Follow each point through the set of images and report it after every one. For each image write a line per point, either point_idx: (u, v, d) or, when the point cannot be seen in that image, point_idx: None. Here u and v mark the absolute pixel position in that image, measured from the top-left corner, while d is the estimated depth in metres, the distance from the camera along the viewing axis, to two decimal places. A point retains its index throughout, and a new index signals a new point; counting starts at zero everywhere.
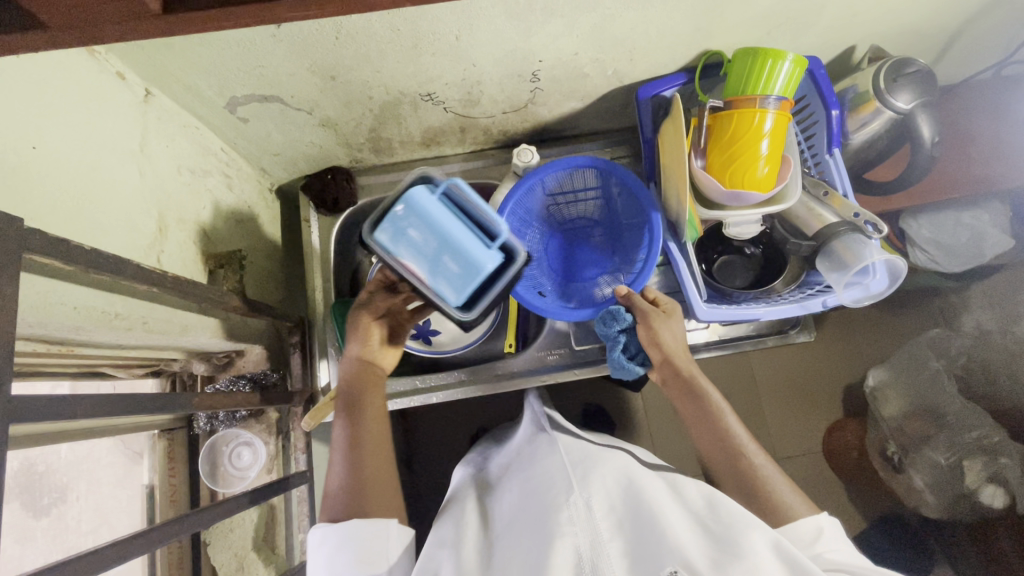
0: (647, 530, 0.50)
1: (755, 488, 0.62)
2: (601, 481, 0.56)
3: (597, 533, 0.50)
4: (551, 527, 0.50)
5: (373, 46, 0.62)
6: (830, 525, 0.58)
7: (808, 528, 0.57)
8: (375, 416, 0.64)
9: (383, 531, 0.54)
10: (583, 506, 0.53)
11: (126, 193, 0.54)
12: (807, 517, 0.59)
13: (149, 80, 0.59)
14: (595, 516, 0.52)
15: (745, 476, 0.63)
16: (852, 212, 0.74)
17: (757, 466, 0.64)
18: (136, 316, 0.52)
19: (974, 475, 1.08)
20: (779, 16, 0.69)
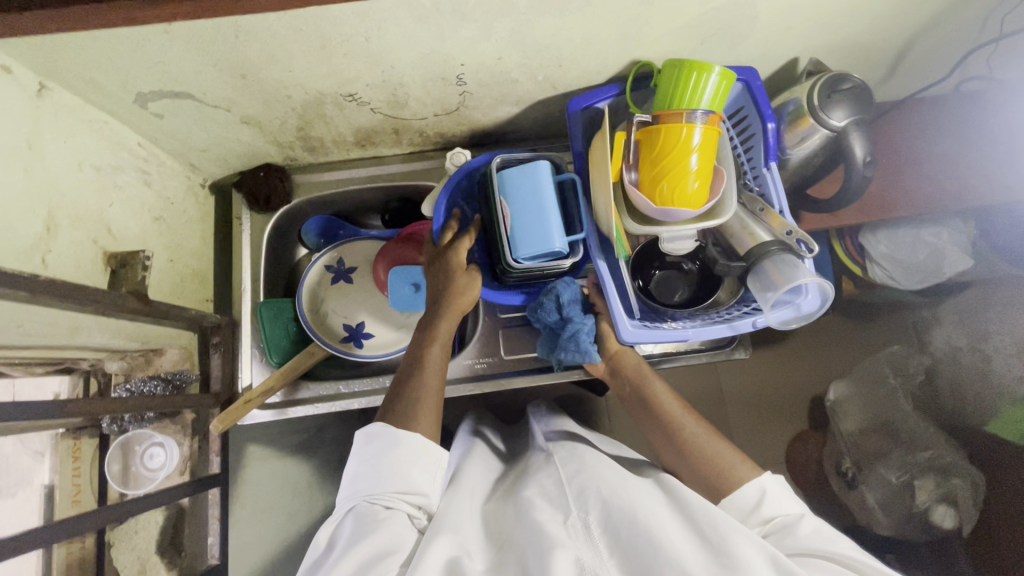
0: (641, 543, 0.51)
1: (702, 464, 0.66)
2: (596, 495, 0.58)
3: (596, 549, 0.53)
4: (549, 539, 0.52)
5: (280, 47, 0.60)
6: (772, 484, 0.61)
7: (752, 492, 0.61)
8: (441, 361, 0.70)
9: (435, 455, 0.61)
10: (581, 525, 0.56)
11: (4, 193, 0.52)
12: (749, 482, 0.62)
13: (44, 74, 0.58)
14: (594, 534, 0.55)
15: (688, 453, 0.68)
16: (786, 229, 0.71)
17: (697, 438, 0.68)
18: (7, 319, 0.50)
19: (926, 495, 1.09)
20: (708, 26, 0.67)
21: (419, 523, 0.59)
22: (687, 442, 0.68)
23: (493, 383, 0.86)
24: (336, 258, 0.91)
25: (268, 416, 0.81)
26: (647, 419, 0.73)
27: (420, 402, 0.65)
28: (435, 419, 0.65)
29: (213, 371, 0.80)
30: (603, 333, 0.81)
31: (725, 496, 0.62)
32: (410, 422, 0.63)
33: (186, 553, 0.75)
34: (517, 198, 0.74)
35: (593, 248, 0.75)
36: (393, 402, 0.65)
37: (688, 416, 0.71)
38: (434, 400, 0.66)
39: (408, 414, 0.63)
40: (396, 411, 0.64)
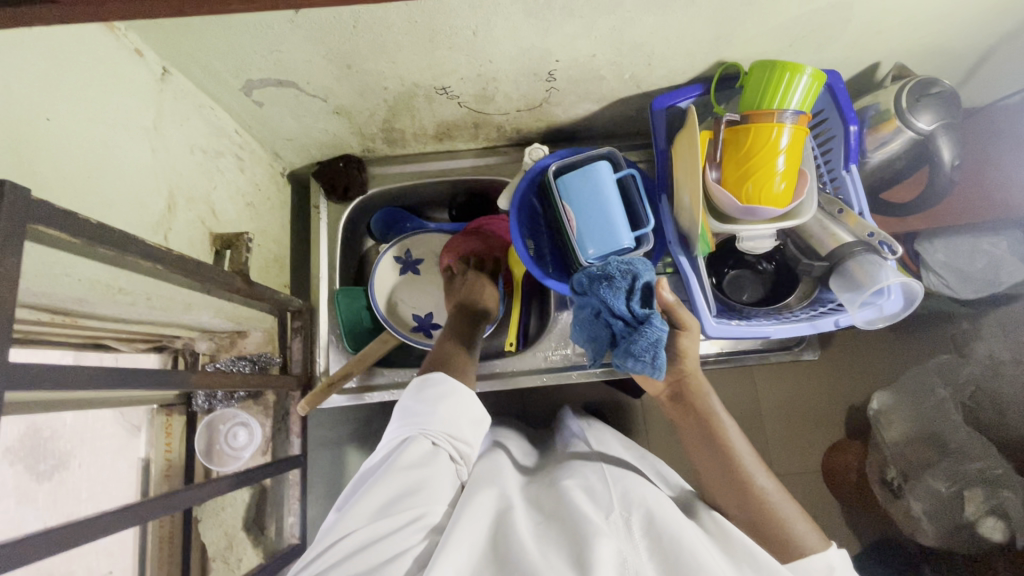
0: (686, 560, 0.47)
1: (765, 521, 0.59)
2: (640, 499, 0.54)
3: (638, 550, 0.49)
4: (592, 528, 0.49)
5: (389, 37, 0.62)
6: (840, 562, 0.56)
7: (818, 567, 0.55)
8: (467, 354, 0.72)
9: (479, 415, 0.61)
10: (623, 523, 0.52)
11: (137, 169, 0.54)
12: (818, 553, 0.56)
13: (166, 59, 0.60)
14: (637, 534, 0.51)
15: (752, 504, 0.60)
16: (866, 230, 0.71)
17: (770, 494, 0.61)
18: (140, 292, 0.52)
19: (974, 507, 1.00)
20: (802, 27, 0.68)
21: (456, 469, 0.59)
22: (755, 492, 0.61)
23: (562, 376, 0.86)
24: (406, 248, 0.92)
25: (344, 401, 0.83)
26: (706, 455, 0.65)
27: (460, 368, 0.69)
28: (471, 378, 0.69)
29: (293, 354, 0.82)
30: (682, 352, 0.67)
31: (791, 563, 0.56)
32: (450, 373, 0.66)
33: (269, 532, 0.75)
34: (580, 200, 0.73)
35: (673, 245, 0.76)
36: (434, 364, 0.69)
37: (756, 467, 0.63)
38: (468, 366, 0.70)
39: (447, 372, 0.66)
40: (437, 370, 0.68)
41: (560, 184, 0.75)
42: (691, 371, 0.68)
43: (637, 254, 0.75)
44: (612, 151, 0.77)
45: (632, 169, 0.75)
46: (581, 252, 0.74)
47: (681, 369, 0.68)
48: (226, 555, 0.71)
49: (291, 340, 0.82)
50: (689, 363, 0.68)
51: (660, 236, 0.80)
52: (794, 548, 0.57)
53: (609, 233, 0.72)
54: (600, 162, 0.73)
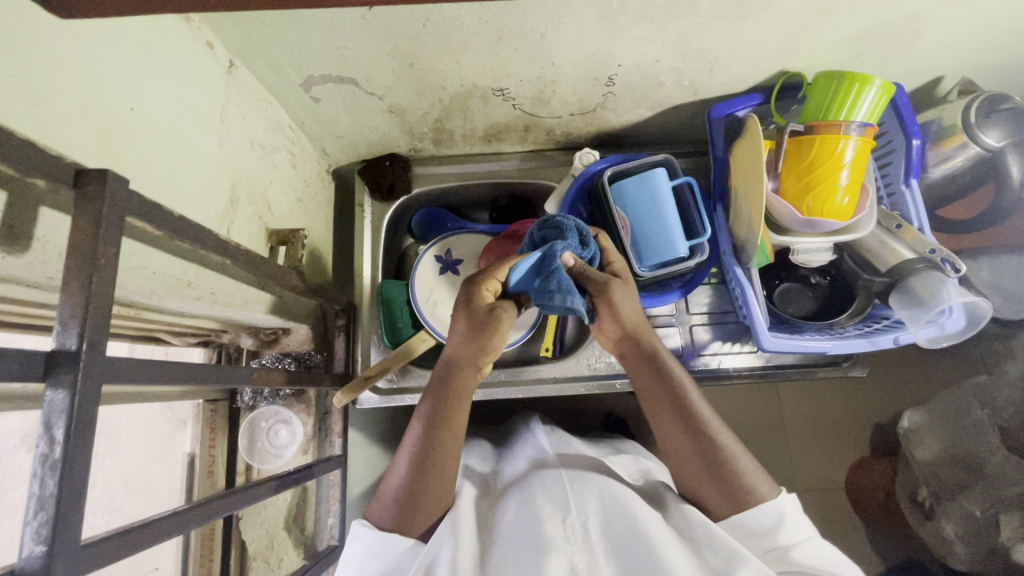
0: (638, 553, 0.51)
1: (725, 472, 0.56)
2: (596, 498, 0.57)
3: (593, 555, 0.52)
4: (544, 541, 0.51)
5: (456, 36, 0.61)
6: (791, 508, 0.54)
7: (769, 514, 0.54)
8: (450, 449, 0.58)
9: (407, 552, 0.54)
10: (579, 527, 0.54)
11: (206, 162, 0.54)
12: (770, 501, 0.55)
13: (233, 51, 0.60)
14: (592, 536, 0.54)
15: (714, 458, 0.56)
16: (927, 247, 0.70)
17: (727, 448, 0.57)
18: (207, 286, 0.51)
19: (1010, 532, 0.95)
20: (873, 39, 0.66)
21: None
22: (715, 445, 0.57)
23: (604, 386, 0.84)
24: (448, 249, 0.91)
25: (378, 400, 0.80)
26: (666, 413, 0.60)
27: (423, 501, 0.56)
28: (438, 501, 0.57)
29: (337, 351, 0.83)
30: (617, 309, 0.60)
31: (742, 511, 0.54)
32: (407, 521, 0.55)
33: (308, 532, 0.75)
34: (636, 206, 0.72)
35: (728, 256, 0.75)
36: (392, 495, 0.56)
37: (714, 419, 0.59)
38: (436, 490, 0.57)
39: (406, 513, 0.56)
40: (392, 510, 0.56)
41: (616, 190, 0.74)
42: (635, 318, 0.62)
43: (690, 264, 0.74)
44: (668, 158, 0.76)
45: (690, 177, 0.74)
46: (633, 259, 0.73)
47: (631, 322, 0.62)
48: (266, 554, 0.70)
49: (337, 338, 0.83)
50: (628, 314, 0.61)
51: (712, 246, 0.79)
52: (747, 498, 0.55)
53: (665, 242, 0.71)
54: (658, 168, 0.72)
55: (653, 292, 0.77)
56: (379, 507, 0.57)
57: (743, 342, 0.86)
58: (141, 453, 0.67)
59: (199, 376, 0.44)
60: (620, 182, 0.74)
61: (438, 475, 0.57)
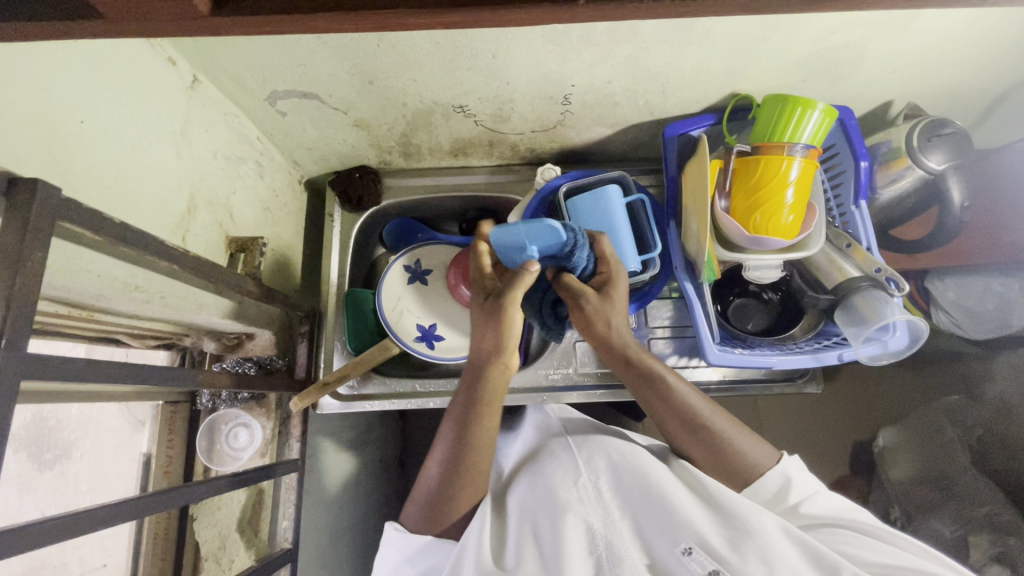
0: (657, 507, 0.54)
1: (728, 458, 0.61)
2: (605, 459, 0.60)
3: (608, 511, 0.55)
4: (560, 506, 0.54)
5: (412, 56, 0.64)
6: (792, 469, 0.62)
7: (775, 481, 0.61)
8: (487, 447, 0.61)
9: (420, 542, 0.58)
10: (592, 487, 0.57)
11: (162, 170, 0.56)
12: (772, 470, 0.61)
13: (197, 67, 0.62)
14: (606, 496, 0.56)
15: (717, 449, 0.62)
16: (874, 267, 0.71)
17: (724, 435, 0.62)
18: (155, 290, 0.53)
19: (979, 553, 0.93)
20: (816, 64, 0.69)
21: None
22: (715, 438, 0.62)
23: (560, 396, 0.86)
24: (416, 259, 0.94)
25: (338, 406, 0.82)
26: (669, 419, 0.64)
27: (452, 502, 0.59)
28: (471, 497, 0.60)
29: (299, 357, 0.85)
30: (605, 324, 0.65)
31: (750, 487, 0.61)
32: (444, 519, 0.59)
33: (262, 535, 0.75)
34: (589, 222, 0.75)
35: (679, 271, 0.77)
36: (424, 499, 0.60)
37: (711, 412, 0.63)
38: (466, 491, 0.59)
39: (442, 514, 0.59)
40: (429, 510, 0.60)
41: (570, 205, 0.76)
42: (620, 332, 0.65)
43: (641, 279, 0.76)
44: (622, 175, 0.79)
45: (641, 194, 0.76)
46: None
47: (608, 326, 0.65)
48: (218, 556, 0.72)
49: (300, 345, 0.85)
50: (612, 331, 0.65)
51: (666, 262, 0.81)
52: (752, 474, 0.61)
53: (615, 257, 0.73)
54: (609, 185, 0.75)
55: None
56: (413, 507, 0.61)
57: (699, 357, 0.87)
58: (107, 454, 0.73)
59: (135, 376, 0.46)
60: (574, 198, 0.76)
61: (468, 480, 0.59)
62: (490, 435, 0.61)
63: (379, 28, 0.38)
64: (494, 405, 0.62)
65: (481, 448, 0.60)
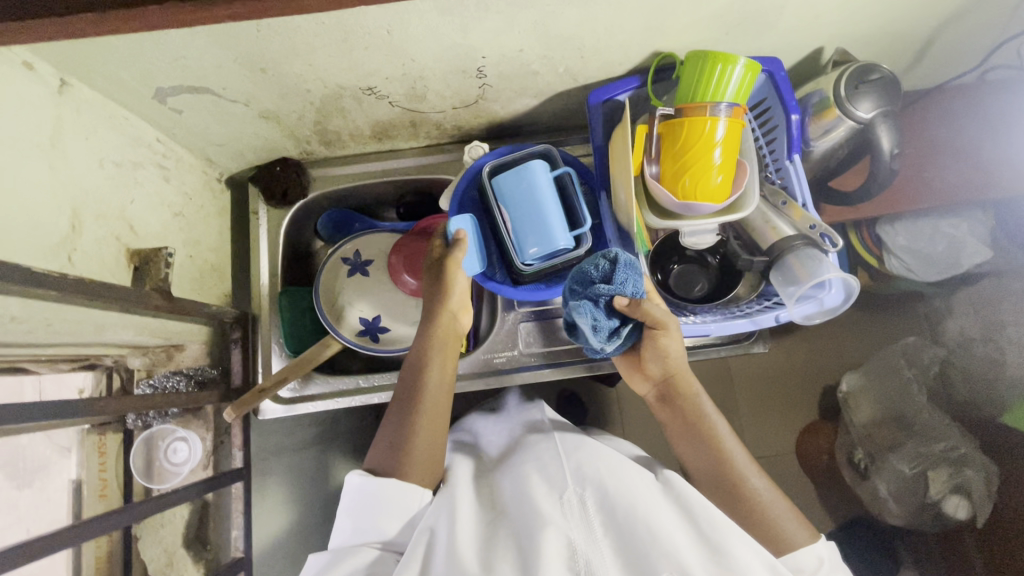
0: (636, 529, 0.51)
1: (756, 516, 0.60)
2: (591, 477, 0.57)
3: (591, 529, 0.52)
4: (542, 518, 0.52)
5: (301, 40, 0.59)
6: (828, 553, 0.58)
7: (809, 559, 0.57)
8: (434, 392, 0.68)
9: (413, 501, 0.60)
10: (577, 502, 0.55)
11: (28, 190, 0.52)
12: (805, 547, 0.58)
13: (64, 70, 0.57)
14: (589, 512, 0.54)
15: (745, 503, 0.61)
16: (810, 223, 0.71)
17: (760, 494, 0.62)
18: (36, 317, 0.50)
19: (938, 486, 0.97)
20: (734, 16, 0.65)
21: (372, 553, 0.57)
22: (747, 492, 0.62)
23: (508, 378, 0.84)
24: (353, 251, 0.90)
25: (280, 410, 0.80)
26: (703, 466, 0.65)
27: (415, 444, 0.64)
28: (426, 474, 0.63)
29: (234, 365, 0.81)
30: (663, 350, 0.67)
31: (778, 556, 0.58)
32: (398, 468, 0.62)
33: (211, 546, 0.76)
34: (514, 200, 0.71)
35: (613, 244, 0.75)
36: (384, 450, 0.65)
37: (754, 473, 0.63)
38: (427, 450, 0.64)
39: (395, 463, 0.63)
40: (384, 458, 0.64)
41: (495, 184, 0.73)
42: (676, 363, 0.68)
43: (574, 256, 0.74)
44: (547, 148, 0.75)
45: (566, 167, 0.73)
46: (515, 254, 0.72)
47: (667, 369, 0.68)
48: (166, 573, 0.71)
49: (233, 352, 0.81)
50: (672, 362, 0.67)
51: (601, 234, 0.79)
52: (783, 542, 0.58)
53: (543, 235, 0.70)
54: (533, 160, 0.71)
55: (542, 285, 0.77)
56: (373, 464, 0.64)
57: None
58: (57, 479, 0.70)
59: None
60: (497, 177, 0.73)
61: (430, 421, 0.66)
62: (443, 382, 0.69)
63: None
64: (442, 351, 0.71)
65: (433, 391, 0.68)
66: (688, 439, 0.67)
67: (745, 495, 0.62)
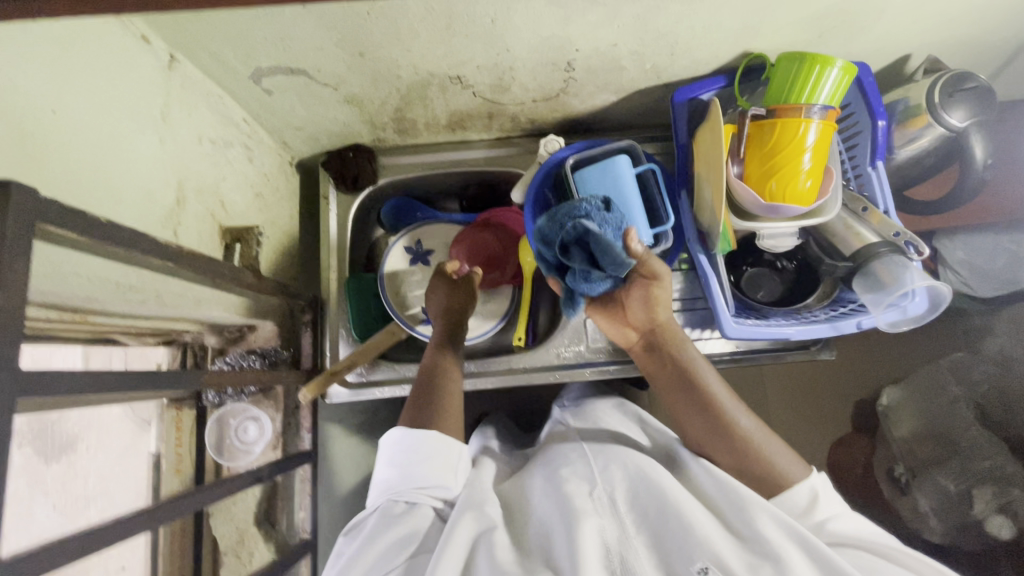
0: (672, 523, 0.51)
1: (751, 458, 0.57)
2: (622, 471, 0.57)
3: (624, 527, 0.52)
4: (575, 512, 0.51)
5: (404, 25, 0.59)
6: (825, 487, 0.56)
7: (804, 494, 0.55)
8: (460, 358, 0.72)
9: (456, 451, 0.62)
10: (607, 498, 0.54)
11: (145, 162, 0.52)
12: (801, 482, 0.56)
13: (174, 46, 0.58)
14: (621, 508, 0.53)
15: (741, 447, 0.58)
16: (892, 230, 0.69)
17: (753, 436, 0.58)
18: (150, 289, 0.51)
19: (983, 504, 0.94)
20: (834, 17, 0.65)
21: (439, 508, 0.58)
22: (740, 434, 0.58)
23: (574, 373, 0.84)
24: (417, 239, 0.90)
25: (347, 394, 0.80)
26: (690, 412, 0.61)
27: (448, 404, 0.66)
28: (460, 428, 0.66)
29: (303, 348, 0.82)
30: (654, 300, 0.65)
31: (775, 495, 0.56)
32: (435, 421, 0.64)
33: (280, 527, 0.77)
34: (597, 194, 0.71)
35: (692, 242, 0.75)
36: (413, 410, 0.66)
37: (747, 417, 0.60)
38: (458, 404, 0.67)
39: (431, 416, 0.64)
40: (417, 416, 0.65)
41: (578, 178, 0.73)
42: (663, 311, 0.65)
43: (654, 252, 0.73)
44: (630, 143, 0.75)
45: (651, 163, 0.73)
46: None
47: (655, 316, 0.66)
48: (237, 550, 0.72)
49: (302, 335, 0.82)
50: (662, 311, 0.65)
51: (676, 232, 0.79)
52: (778, 481, 0.56)
53: None
54: (618, 155, 0.72)
55: None
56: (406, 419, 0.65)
57: (712, 328, 0.85)
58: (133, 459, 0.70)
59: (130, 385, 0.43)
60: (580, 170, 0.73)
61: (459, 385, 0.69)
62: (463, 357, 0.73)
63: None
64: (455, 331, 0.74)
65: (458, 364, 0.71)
66: (675, 385, 0.63)
67: (739, 438, 0.58)
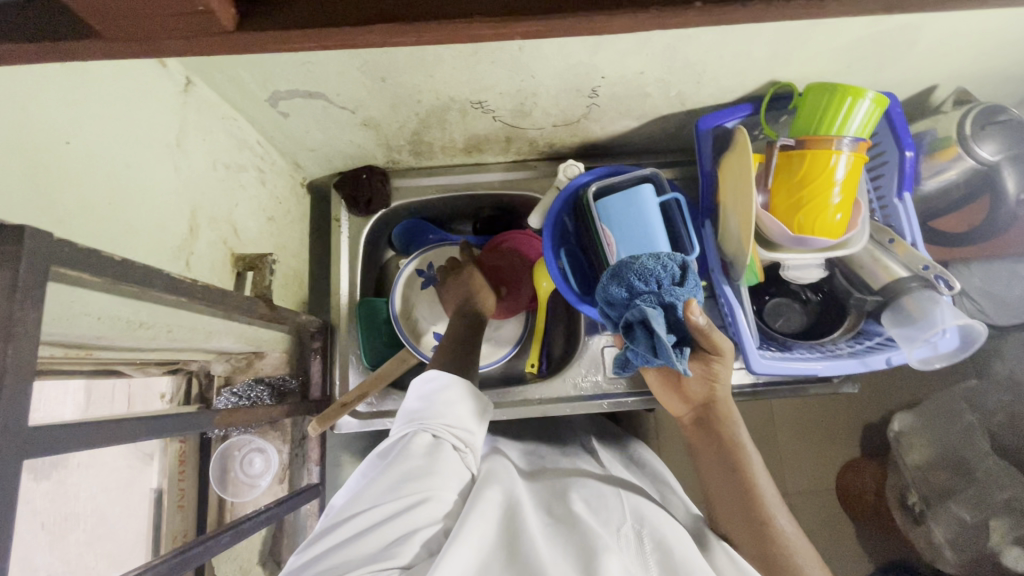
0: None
1: (782, 559, 0.52)
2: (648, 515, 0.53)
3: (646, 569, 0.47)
4: (601, 543, 0.46)
5: (429, 50, 0.57)
6: None
7: None
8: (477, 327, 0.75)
9: (481, 407, 0.59)
10: (633, 538, 0.50)
11: (160, 191, 0.50)
12: None
13: (190, 69, 0.56)
14: (646, 551, 0.49)
15: (773, 545, 0.53)
16: (920, 263, 0.67)
17: (790, 540, 0.53)
18: (161, 324, 0.49)
19: (999, 537, 0.90)
20: (866, 49, 0.64)
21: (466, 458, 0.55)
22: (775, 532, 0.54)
23: (590, 405, 0.81)
24: (430, 263, 0.88)
25: (357, 425, 0.77)
26: (729, 491, 0.58)
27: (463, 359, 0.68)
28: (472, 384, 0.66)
29: (313, 375, 0.79)
30: (711, 375, 0.62)
31: None
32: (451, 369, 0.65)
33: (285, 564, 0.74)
34: (620, 224, 0.70)
35: (716, 273, 0.73)
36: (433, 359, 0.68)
37: (787, 520, 0.55)
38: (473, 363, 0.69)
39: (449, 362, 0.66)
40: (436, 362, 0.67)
41: (600, 206, 0.71)
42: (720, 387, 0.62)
43: None
44: (653, 171, 0.74)
45: (676, 192, 0.71)
46: None
47: (711, 392, 0.63)
48: None
49: (312, 361, 0.79)
50: (720, 388, 0.62)
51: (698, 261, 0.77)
52: None
53: None
54: (643, 183, 0.70)
55: None
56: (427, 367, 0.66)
57: (733, 359, 0.82)
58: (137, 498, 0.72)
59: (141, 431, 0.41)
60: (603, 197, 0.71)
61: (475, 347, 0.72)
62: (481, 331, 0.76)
63: (446, 42, 0.31)
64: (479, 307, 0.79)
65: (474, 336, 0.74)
66: (719, 459, 0.60)
67: (772, 536, 0.54)
